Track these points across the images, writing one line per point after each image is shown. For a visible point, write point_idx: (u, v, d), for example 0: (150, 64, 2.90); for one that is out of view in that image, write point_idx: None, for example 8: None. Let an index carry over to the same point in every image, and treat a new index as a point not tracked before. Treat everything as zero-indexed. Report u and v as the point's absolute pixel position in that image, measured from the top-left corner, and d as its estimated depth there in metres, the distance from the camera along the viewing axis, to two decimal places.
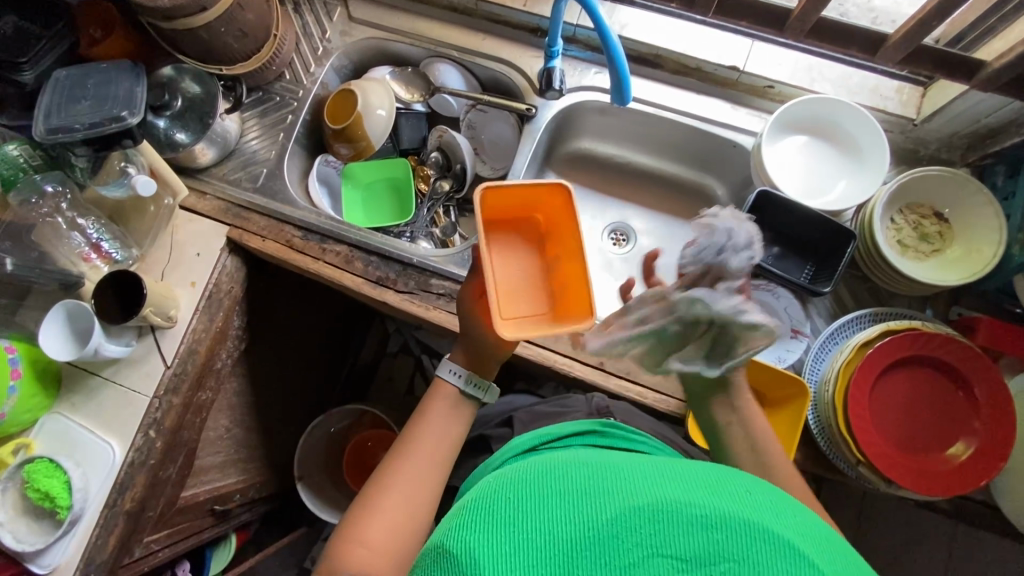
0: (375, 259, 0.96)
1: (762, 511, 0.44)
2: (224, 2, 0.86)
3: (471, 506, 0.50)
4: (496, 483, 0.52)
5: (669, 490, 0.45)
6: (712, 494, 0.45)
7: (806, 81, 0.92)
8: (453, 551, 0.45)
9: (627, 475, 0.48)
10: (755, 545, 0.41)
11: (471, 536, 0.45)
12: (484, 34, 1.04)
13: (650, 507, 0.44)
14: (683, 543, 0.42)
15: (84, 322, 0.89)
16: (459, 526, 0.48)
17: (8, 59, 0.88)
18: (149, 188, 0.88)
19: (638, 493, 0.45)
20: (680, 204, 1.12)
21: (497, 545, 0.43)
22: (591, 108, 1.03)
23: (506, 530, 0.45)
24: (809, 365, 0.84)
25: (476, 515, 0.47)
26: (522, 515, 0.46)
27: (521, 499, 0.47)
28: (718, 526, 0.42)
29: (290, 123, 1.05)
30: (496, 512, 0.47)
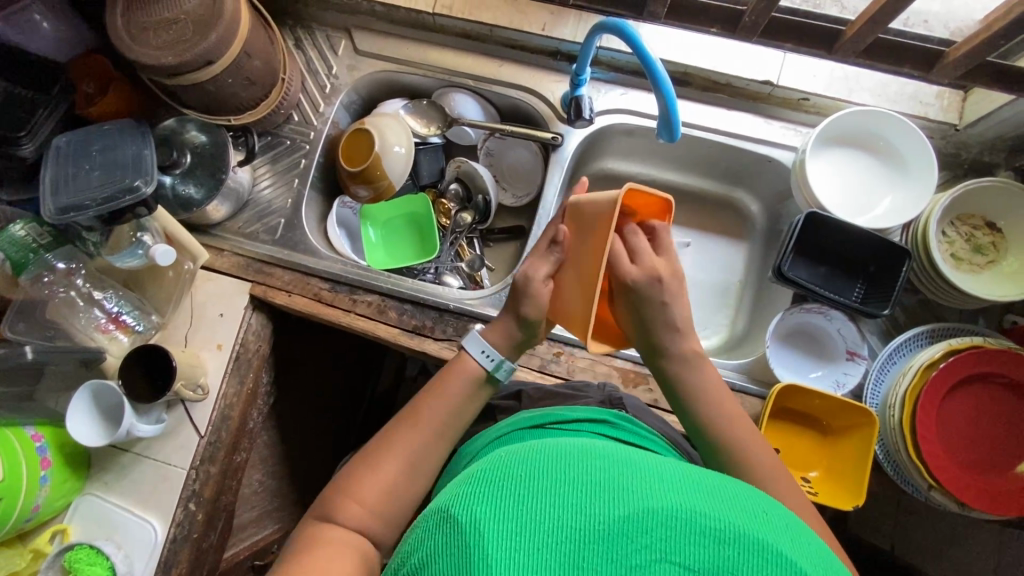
0: (409, 307, 0.93)
1: (777, 533, 0.39)
2: (231, 54, 0.81)
3: (477, 476, 0.45)
4: (505, 458, 0.47)
5: (686, 495, 0.40)
6: (733, 509, 0.40)
7: (843, 91, 0.89)
8: (452, 517, 0.40)
9: (646, 471, 0.43)
10: (768, 567, 0.36)
11: (475, 506, 0.40)
12: (501, 61, 0.99)
13: (666, 509, 0.39)
14: (694, 556, 0.37)
15: (113, 401, 0.85)
16: (460, 495, 0.43)
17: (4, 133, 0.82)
18: (168, 256, 0.84)
19: (654, 492, 0.40)
20: (710, 218, 1.09)
21: (496, 522, 0.39)
22: (618, 130, 0.99)
23: (507, 506, 0.40)
24: (870, 388, 0.82)
25: (482, 485, 0.43)
26: (526, 490, 0.41)
27: (529, 475, 0.42)
28: (732, 542, 0.37)
29: (303, 168, 1.00)
30: (498, 485, 0.42)
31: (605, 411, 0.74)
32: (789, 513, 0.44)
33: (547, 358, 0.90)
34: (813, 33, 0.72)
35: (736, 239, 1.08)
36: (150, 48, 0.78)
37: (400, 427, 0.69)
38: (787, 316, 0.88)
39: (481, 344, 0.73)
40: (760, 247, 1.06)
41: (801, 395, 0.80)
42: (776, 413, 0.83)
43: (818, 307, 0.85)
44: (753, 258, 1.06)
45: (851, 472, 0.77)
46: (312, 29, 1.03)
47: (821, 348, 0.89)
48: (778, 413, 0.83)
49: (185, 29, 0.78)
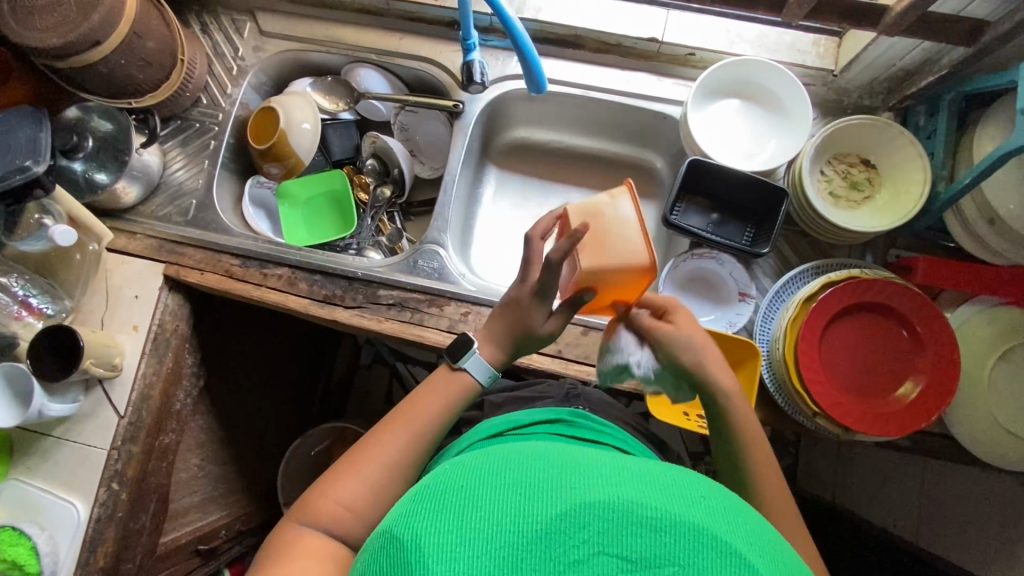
0: (319, 277, 0.94)
1: (718, 517, 0.38)
2: (119, 34, 0.82)
3: (422, 487, 0.42)
4: (447, 468, 0.44)
5: (625, 484, 0.38)
6: (672, 494, 0.38)
7: (726, 44, 0.92)
8: (392, 537, 0.38)
9: (589, 463, 0.41)
10: (707, 553, 0.35)
11: (413, 521, 0.38)
12: (401, 33, 1.01)
13: (605, 501, 0.37)
14: (633, 546, 0.35)
15: (23, 384, 0.86)
16: (403, 513, 0.40)
17: None
18: (69, 237, 0.84)
19: (593, 482, 0.38)
20: (623, 180, 1.12)
21: (434, 533, 0.36)
22: (519, 95, 1.02)
23: (445, 516, 0.37)
24: (759, 326, 0.85)
25: (423, 499, 0.40)
26: (467, 496, 0.39)
27: (473, 481, 0.40)
28: (670, 527, 0.36)
29: (213, 149, 1.02)
30: (439, 496, 0.39)
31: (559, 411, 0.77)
32: (738, 500, 0.42)
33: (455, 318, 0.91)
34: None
35: (648, 198, 1.11)
36: (34, 31, 0.79)
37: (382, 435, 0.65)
38: (680, 263, 0.91)
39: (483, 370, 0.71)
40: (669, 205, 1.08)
41: None
42: None
43: (708, 251, 0.89)
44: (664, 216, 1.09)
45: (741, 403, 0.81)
46: (217, 14, 1.05)
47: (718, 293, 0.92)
48: None
49: (68, 11, 0.79)
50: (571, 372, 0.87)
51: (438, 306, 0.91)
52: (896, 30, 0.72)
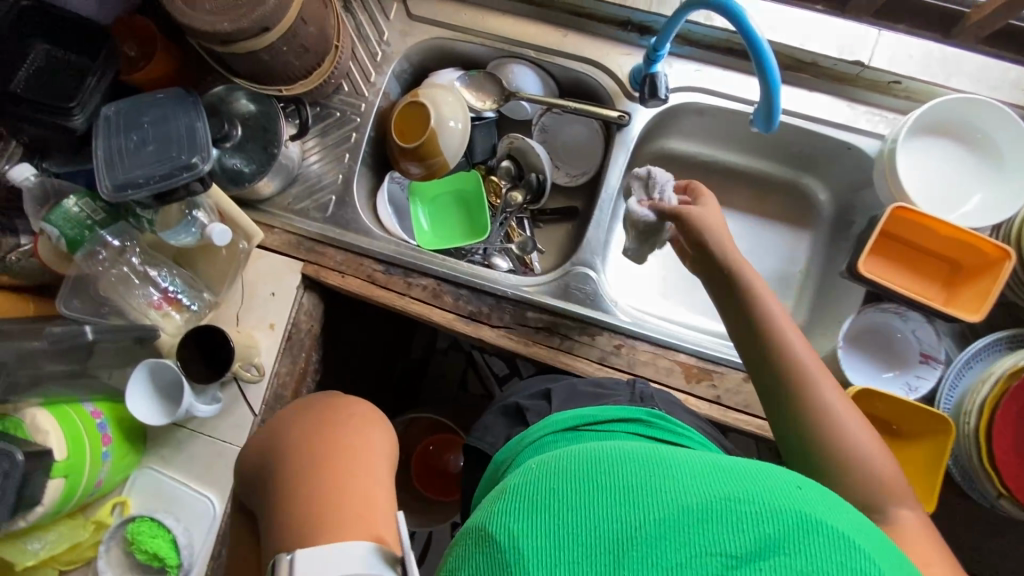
0: (466, 293, 0.90)
1: (813, 504, 0.40)
2: (288, 21, 0.75)
3: (509, 490, 0.45)
4: (537, 470, 0.47)
5: (715, 487, 0.41)
6: (765, 488, 0.41)
7: (940, 76, 0.83)
8: (490, 538, 0.40)
9: (674, 467, 0.43)
10: (809, 539, 0.37)
11: (513, 523, 0.40)
12: (565, 30, 0.93)
13: (700, 505, 0.39)
14: (734, 541, 0.37)
15: (172, 381, 0.84)
16: (497, 512, 0.43)
17: (54, 103, 0.75)
18: (225, 236, 0.80)
19: (682, 486, 0.41)
20: (775, 204, 1.05)
21: (536, 536, 0.39)
22: (687, 108, 0.94)
23: (543, 520, 0.40)
24: (944, 392, 0.79)
25: (515, 500, 0.43)
26: (563, 501, 0.41)
27: (559, 483, 0.43)
28: (771, 519, 0.38)
29: (355, 142, 0.96)
30: (533, 498, 0.42)
31: (637, 409, 0.70)
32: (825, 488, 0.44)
33: (607, 349, 0.87)
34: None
35: (801, 227, 1.03)
36: (203, 12, 0.71)
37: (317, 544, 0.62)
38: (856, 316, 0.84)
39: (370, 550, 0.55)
40: (825, 238, 1.01)
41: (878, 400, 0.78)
42: None
43: (895, 307, 0.82)
44: (818, 248, 1.02)
45: (919, 479, 0.77)
46: None
47: (890, 352, 0.85)
48: None
49: None
50: (733, 421, 0.83)
51: (591, 337, 0.87)
52: None
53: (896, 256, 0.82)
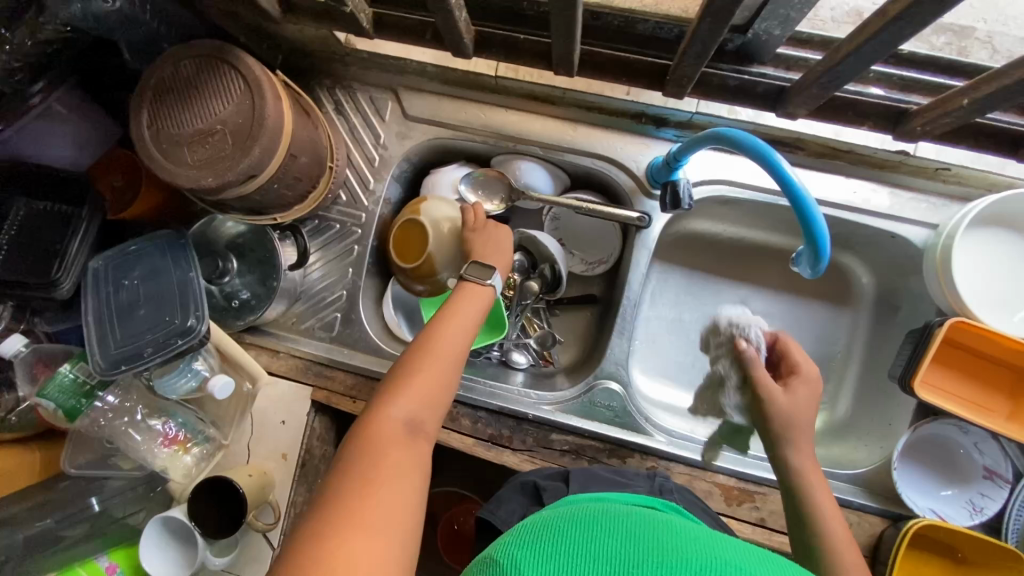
0: (484, 414, 0.85)
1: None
2: (277, 161, 0.70)
3: (516, 527, 0.43)
4: (550, 513, 0.45)
5: (730, 556, 0.37)
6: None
7: (996, 163, 0.75)
8: (490, 562, 0.39)
9: (693, 534, 0.39)
10: None
11: (514, 550, 0.39)
12: (574, 124, 0.86)
13: (709, 564, 0.36)
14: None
15: (185, 532, 0.80)
16: (501, 543, 0.41)
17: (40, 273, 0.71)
18: (227, 388, 0.76)
19: (699, 548, 0.37)
20: (809, 283, 0.97)
21: (535, 557, 0.37)
22: (709, 200, 0.87)
23: (543, 547, 0.38)
24: (1012, 515, 0.72)
25: (522, 534, 0.41)
26: (567, 535, 0.39)
27: (567, 522, 0.41)
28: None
29: (358, 254, 0.91)
30: (539, 533, 0.40)
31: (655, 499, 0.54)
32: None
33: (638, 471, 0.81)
34: (917, 88, 0.64)
35: (839, 307, 0.96)
36: (186, 167, 0.66)
37: (422, 356, 0.63)
38: (915, 430, 0.76)
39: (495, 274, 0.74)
40: (867, 320, 0.94)
41: (940, 531, 0.72)
42: (908, 545, 0.74)
43: (956, 421, 0.75)
44: (858, 330, 0.95)
45: None
46: (354, 91, 0.90)
47: (951, 465, 0.77)
48: (910, 544, 0.74)
49: (223, 142, 0.66)
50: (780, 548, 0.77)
51: (620, 459, 0.81)
52: None
53: (951, 362, 0.75)
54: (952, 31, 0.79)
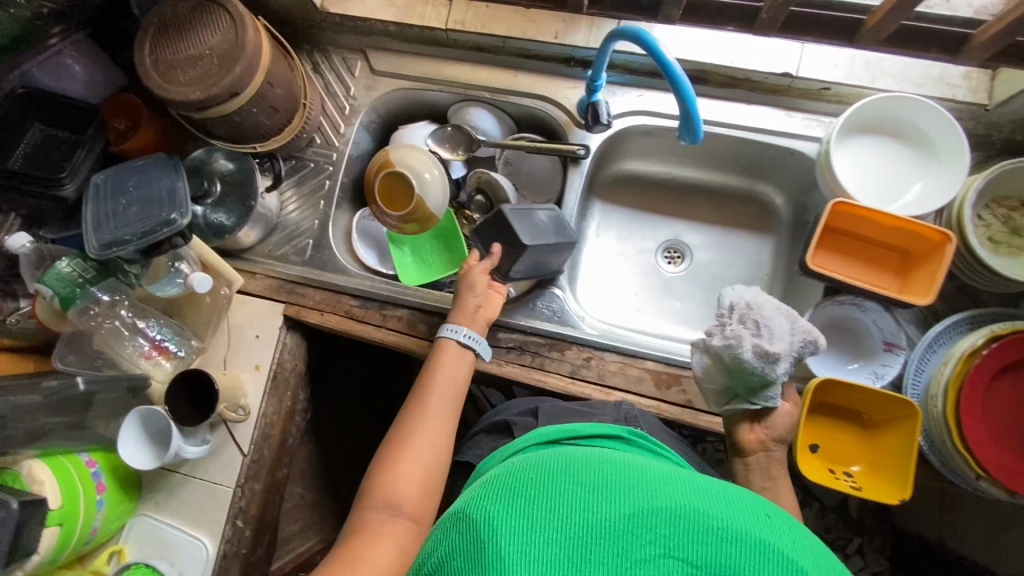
0: (439, 320, 0.94)
1: (779, 534, 0.41)
2: (255, 85, 0.83)
3: (492, 481, 0.48)
4: (522, 463, 0.50)
5: (687, 497, 0.43)
6: (732, 510, 0.43)
7: (866, 78, 0.87)
8: (472, 519, 0.43)
9: (650, 479, 0.45)
10: (768, 566, 0.39)
11: (492, 508, 0.43)
12: (515, 71, 1.00)
13: (669, 509, 0.42)
14: (698, 550, 0.39)
15: (160, 426, 0.88)
16: (479, 498, 0.46)
17: (47, 175, 0.83)
18: (205, 283, 0.86)
19: (658, 494, 0.43)
20: (736, 214, 1.08)
21: (514, 514, 0.42)
22: (635, 131, 0.99)
23: (521, 505, 0.43)
24: (910, 378, 0.80)
25: (498, 488, 0.46)
26: (539, 493, 0.44)
27: (541, 477, 0.46)
28: (732, 539, 0.40)
29: (328, 189, 1.02)
30: (516, 487, 0.45)
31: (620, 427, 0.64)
32: (790, 517, 0.46)
33: (577, 363, 0.89)
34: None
35: (763, 232, 1.06)
36: (178, 85, 0.80)
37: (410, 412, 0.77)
38: (819, 310, 0.86)
39: (449, 324, 0.85)
40: (786, 241, 1.04)
41: (839, 392, 0.79)
42: (815, 411, 0.82)
43: (852, 298, 0.84)
44: (780, 251, 1.05)
45: (894, 467, 0.76)
46: (329, 53, 1.05)
47: (856, 342, 0.87)
48: (817, 410, 0.82)
49: (210, 64, 0.80)
50: (705, 423, 0.84)
51: (559, 351, 0.89)
52: None
53: (845, 248, 0.85)
54: None
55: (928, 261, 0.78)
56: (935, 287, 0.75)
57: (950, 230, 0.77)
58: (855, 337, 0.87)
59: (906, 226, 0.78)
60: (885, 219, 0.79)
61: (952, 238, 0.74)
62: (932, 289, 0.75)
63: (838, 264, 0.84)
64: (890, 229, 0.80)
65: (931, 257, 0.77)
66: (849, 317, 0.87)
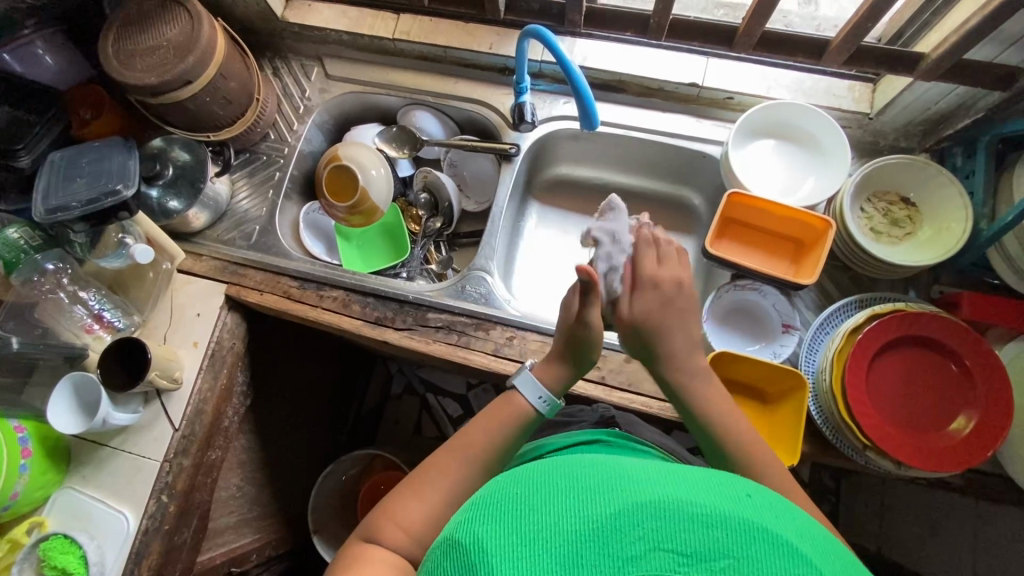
0: (372, 300, 0.99)
1: (765, 512, 0.39)
2: (207, 75, 0.91)
3: (473, 500, 0.43)
4: (500, 478, 0.45)
5: (673, 485, 0.39)
6: (714, 492, 0.39)
7: (763, 88, 0.97)
8: (457, 545, 0.39)
9: (631, 473, 0.41)
10: (759, 546, 0.36)
11: (474, 528, 0.39)
12: (455, 78, 1.10)
13: (655, 501, 0.37)
14: (687, 540, 0.36)
15: (90, 393, 0.89)
16: (462, 521, 0.41)
17: (4, 147, 0.92)
18: (147, 255, 0.92)
19: (641, 486, 0.39)
20: (662, 216, 1.15)
21: (499, 536, 0.37)
22: (563, 134, 1.08)
23: (501, 522, 0.38)
24: (804, 357, 0.86)
25: (478, 508, 0.41)
26: (523, 507, 0.39)
27: (519, 489, 0.41)
28: (719, 523, 0.37)
29: (278, 180, 1.09)
30: (495, 504, 0.40)
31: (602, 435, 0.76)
32: (777, 494, 0.43)
33: (500, 342, 0.94)
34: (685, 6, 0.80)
35: (687, 233, 1.14)
36: (135, 71, 0.88)
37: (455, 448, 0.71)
38: (722, 295, 0.92)
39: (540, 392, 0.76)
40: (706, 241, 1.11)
41: (737, 365, 0.84)
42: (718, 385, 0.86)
43: (751, 282, 0.90)
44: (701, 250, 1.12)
45: (788, 435, 0.80)
46: (288, 59, 1.15)
47: (758, 326, 0.93)
48: (720, 385, 0.86)
49: (166, 54, 0.88)
50: (616, 398, 0.88)
51: (484, 330, 0.94)
52: (933, 74, 0.74)
53: (745, 238, 0.93)
54: (727, 6, 1.04)
55: (814, 246, 0.86)
56: (820, 267, 0.82)
57: (833, 220, 0.86)
58: (761, 323, 0.93)
59: (793, 215, 0.86)
60: (774, 209, 0.87)
61: (831, 224, 0.82)
62: (816, 271, 0.83)
63: (739, 252, 0.92)
64: (780, 219, 0.88)
65: (815, 243, 0.85)
66: (753, 304, 0.93)
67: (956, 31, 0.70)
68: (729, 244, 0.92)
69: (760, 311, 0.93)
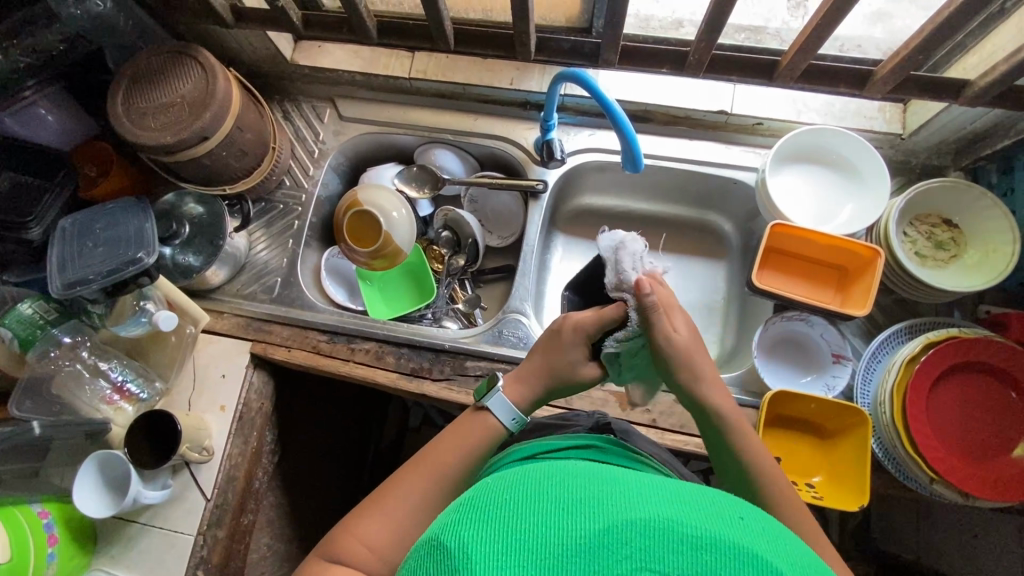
0: (406, 350, 0.95)
1: (764, 539, 0.33)
2: (224, 130, 0.87)
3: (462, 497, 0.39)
4: (492, 479, 0.40)
5: (667, 502, 0.34)
6: (711, 513, 0.34)
7: (793, 113, 0.96)
8: (440, 543, 0.34)
9: (623, 483, 0.36)
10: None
11: (460, 528, 0.34)
12: (475, 115, 1.07)
13: (646, 518, 0.33)
14: (672, 565, 0.31)
15: (118, 471, 0.85)
16: (446, 520, 0.37)
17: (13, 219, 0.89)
18: (170, 322, 0.87)
19: (632, 502, 0.34)
20: (691, 242, 1.13)
21: (482, 543, 0.33)
22: (589, 167, 1.06)
23: (484, 525, 0.34)
24: (859, 389, 0.85)
25: (468, 505, 0.37)
26: (510, 511, 0.35)
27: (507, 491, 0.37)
28: (714, 548, 0.32)
29: (297, 229, 1.05)
30: (481, 505, 0.36)
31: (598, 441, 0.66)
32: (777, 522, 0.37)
33: None
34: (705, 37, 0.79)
35: (716, 259, 1.12)
36: (149, 130, 0.83)
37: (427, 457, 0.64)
38: (770, 326, 0.91)
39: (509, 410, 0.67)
40: (738, 266, 1.10)
41: (794, 402, 0.83)
42: (773, 421, 0.85)
43: (798, 314, 0.89)
44: (733, 274, 1.10)
45: (852, 474, 0.78)
46: (299, 101, 1.11)
47: (808, 356, 0.92)
48: (775, 421, 0.85)
49: (180, 111, 0.84)
50: (668, 441, 0.85)
51: None
52: (980, 101, 0.73)
53: (786, 267, 0.91)
54: (749, 30, 1.02)
55: (862, 275, 0.84)
56: (872, 299, 0.80)
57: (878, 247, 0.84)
58: (811, 353, 0.92)
59: (838, 244, 0.84)
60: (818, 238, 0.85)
61: (881, 253, 0.80)
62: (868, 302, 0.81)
63: (780, 282, 0.90)
64: (824, 247, 0.86)
65: (863, 272, 0.83)
66: (802, 334, 0.92)
67: (1005, 59, 0.69)
68: (771, 275, 0.91)
69: (810, 341, 0.92)
